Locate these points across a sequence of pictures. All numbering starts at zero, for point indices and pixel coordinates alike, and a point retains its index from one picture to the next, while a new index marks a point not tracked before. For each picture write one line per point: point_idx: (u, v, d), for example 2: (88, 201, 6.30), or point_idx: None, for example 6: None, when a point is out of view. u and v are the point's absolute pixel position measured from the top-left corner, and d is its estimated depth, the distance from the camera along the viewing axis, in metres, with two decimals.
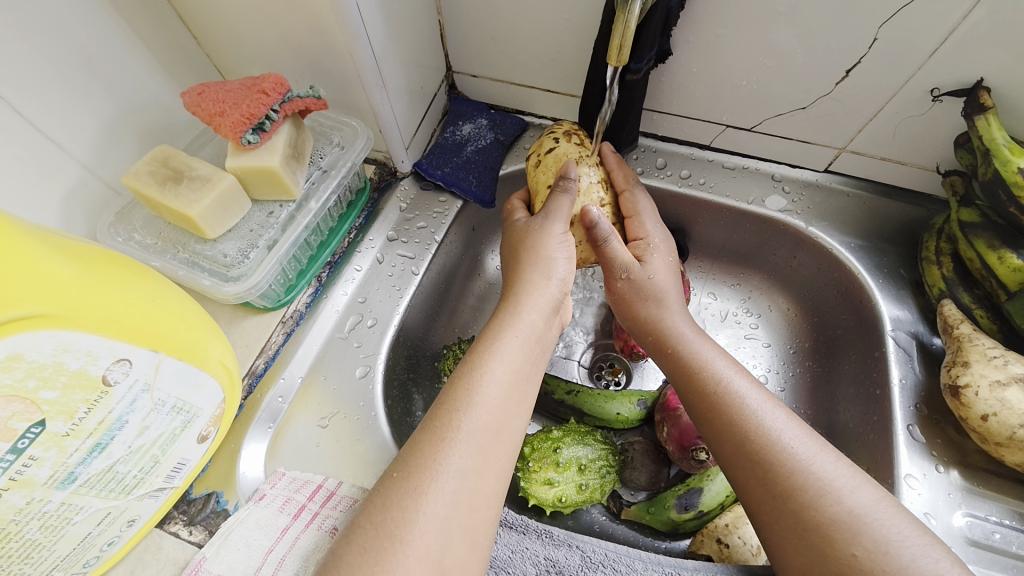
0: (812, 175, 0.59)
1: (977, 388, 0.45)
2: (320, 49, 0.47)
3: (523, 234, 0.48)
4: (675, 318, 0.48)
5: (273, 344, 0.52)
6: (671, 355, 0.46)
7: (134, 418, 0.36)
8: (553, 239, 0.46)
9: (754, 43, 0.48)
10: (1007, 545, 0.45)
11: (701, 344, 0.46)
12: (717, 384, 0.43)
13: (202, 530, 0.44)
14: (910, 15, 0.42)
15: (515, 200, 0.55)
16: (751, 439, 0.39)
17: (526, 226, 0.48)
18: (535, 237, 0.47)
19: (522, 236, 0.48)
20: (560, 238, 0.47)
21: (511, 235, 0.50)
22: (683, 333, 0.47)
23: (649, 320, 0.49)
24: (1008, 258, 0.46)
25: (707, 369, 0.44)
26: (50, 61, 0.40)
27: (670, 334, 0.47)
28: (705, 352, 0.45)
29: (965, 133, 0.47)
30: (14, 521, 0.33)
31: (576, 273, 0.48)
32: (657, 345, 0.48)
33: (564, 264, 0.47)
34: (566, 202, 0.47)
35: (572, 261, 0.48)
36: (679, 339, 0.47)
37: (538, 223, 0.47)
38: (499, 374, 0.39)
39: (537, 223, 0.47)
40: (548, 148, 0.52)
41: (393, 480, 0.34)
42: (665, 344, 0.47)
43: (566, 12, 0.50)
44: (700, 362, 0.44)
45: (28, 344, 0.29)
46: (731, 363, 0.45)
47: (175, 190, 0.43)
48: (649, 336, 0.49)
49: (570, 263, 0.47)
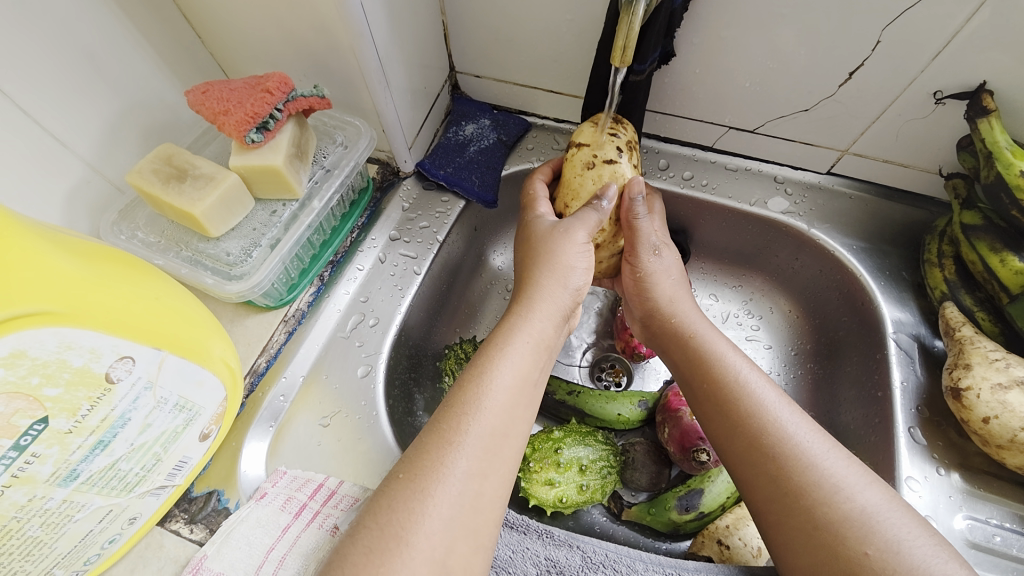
0: (815, 177, 0.59)
1: (979, 390, 0.45)
2: (324, 48, 0.47)
3: (545, 236, 0.47)
4: (688, 317, 0.48)
5: (275, 343, 0.52)
6: (687, 343, 0.47)
7: (136, 416, 0.36)
8: (574, 248, 0.46)
9: (758, 45, 0.48)
10: (1007, 547, 0.45)
11: (715, 337, 0.46)
12: (732, 381, 0.42)
13: (203, 529, 0.44)
14: (913, 18, 0.42)
15: (537, 180, 0.54)
16: (765, 434, 0.39)
17: (547, 229, 0.48)
18: (557, 240, 0.46)
19: (541, 239, 0.47)
20: (581, 248, 0.47)
21: (526, 235, 0.50)
22: (698, 328, 0.47)
23: (667, 306, 0.50)
24: (1010, 261, 0.46)
25: (721, 364, 0.44)
26: (54, 59, 0.40)
27: (686, 323, 0.48)
28: (719, 348, 0.45)
29: (968, 136, 0.47)
30: (16, 518, 0.33)
31: (590, 283, 0.48)
32: (673, 332, 0.48)
33: (582, 274, 0.47)
34: (594, 216, 0.47)
35: (590, 271, 0.48)
36: (693, 333, 0.47)
37: (562, 227, 0.47)
38: (507, 379, 0.39)
39: (560, 227, 0.47)
40: (606, 157, 0.49)
41: (397, 481, 0.34)
42: (680, 332, 0.48)
43: (569, 12, 0.50)
44: (714, 359, 0.44)
45: (32, 342, 0.29)
46: (745, 359, 0.45)
47: (179, 188, 0.43)
48: (664, 323, 0.49)
49: (587, 272, 0.47)
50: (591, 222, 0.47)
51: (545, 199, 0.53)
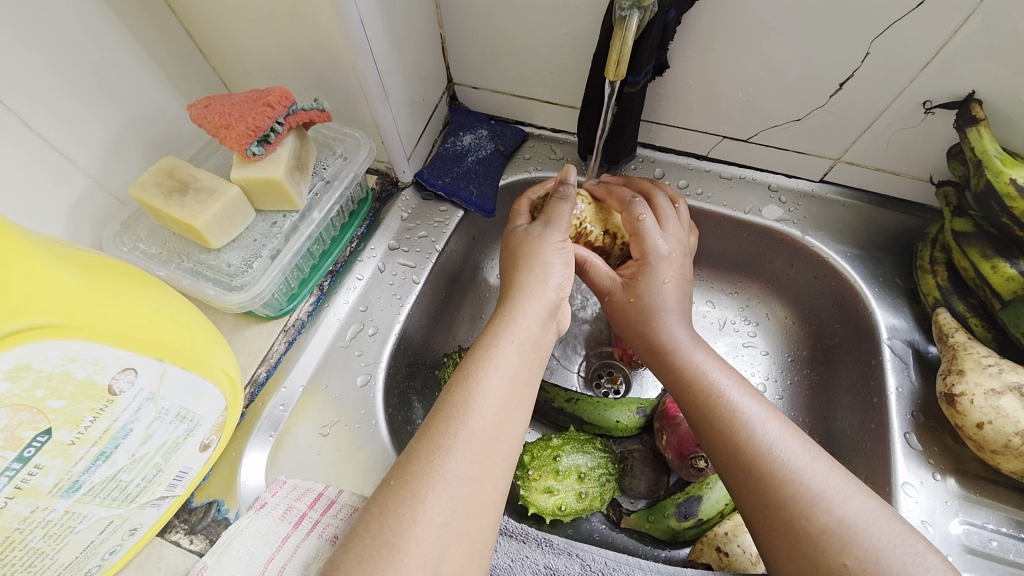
0: (808, 186, 0.60)
1: (972, 396, 0.45)
2: (324, 63, 0.48)
3: (522, 241, 0.49)
4: (672, 328, 0.48)
5: (275, 353, 0.53)
6: (670, 358, 0.47)
7: (138, 427, 0.37)
8: (548, 244, 0.47)
9: (749, 56, 0.49)
10: (1004, 552, 0.45)
11: (698, 353, 0.46)
12: (711, 393, 0.43)
13: (203, 539, 0.44)
14: (900, 30, 0.43)
15: (524, 197, 0.55)
16: (744, 449, 0.39)
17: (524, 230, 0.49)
18: (534, 243, 0.48)
19: (518, 244, 0.49)
20: (558, 247, 0.48)
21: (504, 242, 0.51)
22: (680, 342, 0.47)
23: (646, 326, 0.48)
24: (1003, 268, 0.47)
25: (703, 378, 0.44)
26: (60, 73, 0.41)
27: (669, 341, 0.47)
28: (702, 363, 0.45)
29: (957, 144, 0.48)
30: (19, 529, 0.33)
31: (573, 279, 0.48)
32: (654, 353, 0.48)
33: (560, 270, 0.47)
34: (566, 211, 0.49)
35: (571, 267, 0.48)
36: (678, 346, 0.47)
37: (536, 232, 0.48)
38: (496, 381, 0.39)
39: (534, 232, 0.49)
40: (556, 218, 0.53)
41: (389, 488, 0.34)
42: (663, 350, 0.47)
43: (565, 26, 0.51)
44: (695, 372, 0.45)
45: (37, 354, 0.30)
46: (728, 373, 0.45)
47: (181, 201, 0.43)
48: (646, 340, 0.48)
49: (569, 269, 0.48)
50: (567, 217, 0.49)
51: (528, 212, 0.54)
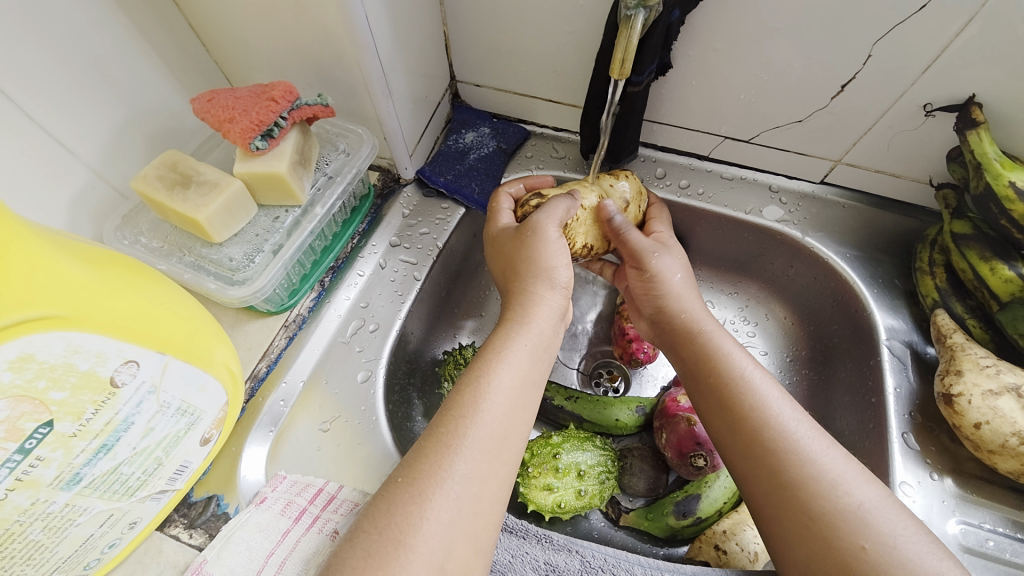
0: (809, 187, 0.60)
1: (970, 396, 0.46)
2: (328, 58, 0.48)
3: (518, 241, 0.48)
4: (694, 308, 0.49)
5: (275, 348, 0.53)
6: (694, 339, 0.47)
7: (139, 420, 0.37)
8: (548, 243, 0.47)
9: (752, 58, 0.49)
10: (1000, 552, 0.45)
11: (722, 335, 0.46)
12: (734, 373, 0.43)
13: (202, 534, 0.44)
14: (902, 33, 0.43)
15: (504, 194, 0.55)
16: (765, 429, 0.39)
17: (518, 232, 0.49)
18: (533, 246, 0.47)
19: (517, 246, 0.48)
20: (557, 244, 0.47)
21: (496, 246, 0.51)
22: (704, 321, 0.48)
23: (674, 303, 0.49)
24: (1001, 270, 0.47)
25: (726, 358, 0.44)
26: (63, 65, 0.41)
27: (695, 322, 0.48)
28: (723, 343, 0.46)
29: (957, 147, 0.48)
30: (19, 522, 0.33)
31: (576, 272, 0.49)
32: (679, 335, 0.48)
33: (566, 268, 0.47)
34: (564, 204, 0.49)
35: (571, 264, 0.48)
36: (704, 324, 0.47)
37: (532, 228, 0.47)
38: (506, 381, 0.39)
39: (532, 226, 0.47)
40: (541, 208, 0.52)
41: (396, 485, 0.34)
42: (689, 329, 0.48)
43: (569, 25, 0.51)
44: (718, 352, 0.45)
45: (40, 346, 0.30)
46: (749, 355, 0.45)
47: (184, 195, 0.43)
48: (672, 319, 0.49)
49: (571, 266, 0.48)
50: (559, 211, 0.48)
51: (508, 211, 0.54)
